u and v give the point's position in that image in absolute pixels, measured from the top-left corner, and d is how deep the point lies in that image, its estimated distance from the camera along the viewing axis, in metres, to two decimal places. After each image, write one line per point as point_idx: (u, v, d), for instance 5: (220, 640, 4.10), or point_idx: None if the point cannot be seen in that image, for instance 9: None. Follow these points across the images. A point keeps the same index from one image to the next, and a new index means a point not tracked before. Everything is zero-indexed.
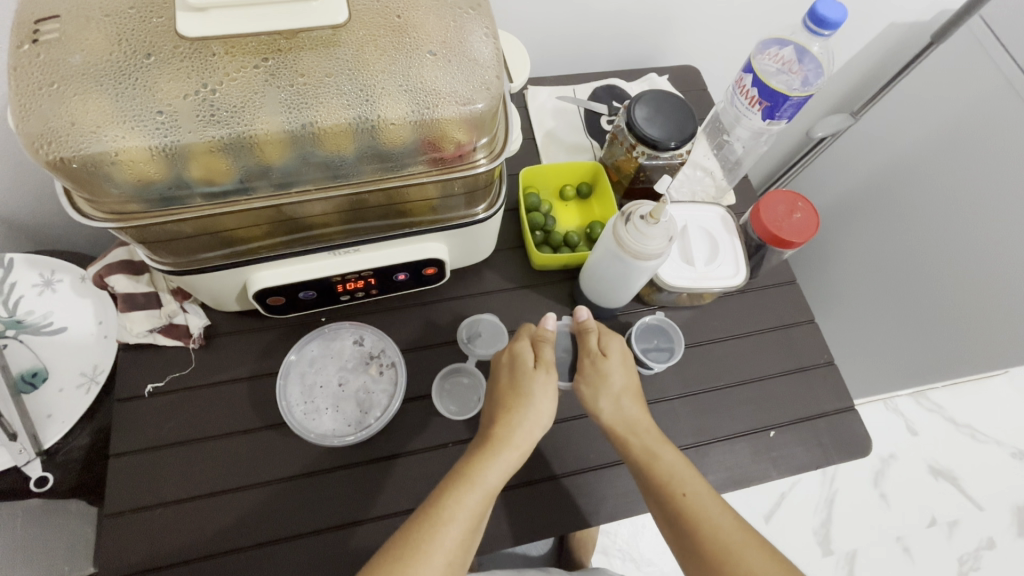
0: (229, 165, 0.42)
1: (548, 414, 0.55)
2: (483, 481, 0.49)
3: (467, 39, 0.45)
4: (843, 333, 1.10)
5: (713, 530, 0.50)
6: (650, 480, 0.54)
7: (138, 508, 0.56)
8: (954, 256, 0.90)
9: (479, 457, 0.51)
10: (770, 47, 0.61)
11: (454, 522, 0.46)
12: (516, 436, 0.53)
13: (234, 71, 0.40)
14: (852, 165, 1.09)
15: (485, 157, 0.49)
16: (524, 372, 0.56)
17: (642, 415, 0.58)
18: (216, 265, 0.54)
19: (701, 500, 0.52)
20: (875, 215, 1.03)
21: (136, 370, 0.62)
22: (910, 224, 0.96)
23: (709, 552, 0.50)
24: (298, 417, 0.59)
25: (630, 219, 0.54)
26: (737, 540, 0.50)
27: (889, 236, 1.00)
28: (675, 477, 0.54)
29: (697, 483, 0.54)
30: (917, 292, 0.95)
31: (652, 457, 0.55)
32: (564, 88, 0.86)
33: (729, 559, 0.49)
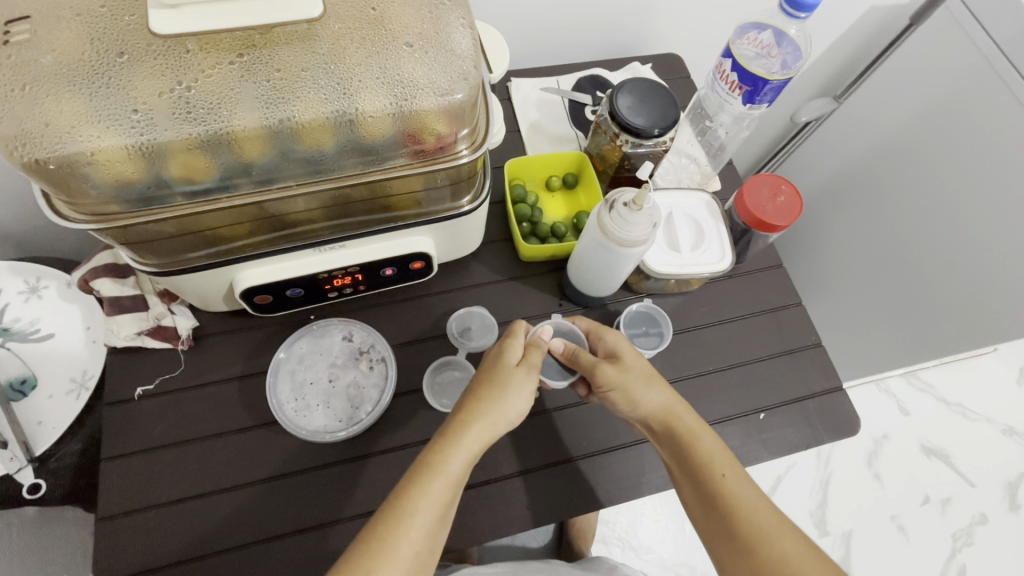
0: (207, 162, 0.42)
1: (519, 406, 0.54)
2: (445, 468, 0.48)
3: (445, 29, 0.45)
4: (838, 315, 1.11)
5: (746, 514, 0.50)
6: (687, 461, 0.54)
7: (131, 511, 0.56)
8: (939, 235, 0.90)
9: (444, 445, 0.50)
10: (748, 31, 0.61)
11: (419, 512, 0.46)
12: (478, 423, 0.51)
13: (209, 67, 0.40)
14: (838, 150, 1.10)
15: (466, 148, 0.49)
16: (505, 367, 0.55)
17: (676, 397, 0.57)
18: (202, 265, 0.54)
19: (739, 483, 0.52)
20: (862, 197, 1.04)
21: (124, 373, 0.62)
22: (896, 204, 0.97)
23: (741, 535, 0.50)
24: (288, 415, 0.60)
25: (615, 207, 0.54)
26: (769, 525, 0.49)
27: (877, 217, 1.01)
28: (710, 460, 0.53)
29: (733, 467, 0.53)
30: (905, 272, 0.97)
31: (694, 437, 0.55)
32: (548, 80, 0.86)
33: (760, 543, 0.49)
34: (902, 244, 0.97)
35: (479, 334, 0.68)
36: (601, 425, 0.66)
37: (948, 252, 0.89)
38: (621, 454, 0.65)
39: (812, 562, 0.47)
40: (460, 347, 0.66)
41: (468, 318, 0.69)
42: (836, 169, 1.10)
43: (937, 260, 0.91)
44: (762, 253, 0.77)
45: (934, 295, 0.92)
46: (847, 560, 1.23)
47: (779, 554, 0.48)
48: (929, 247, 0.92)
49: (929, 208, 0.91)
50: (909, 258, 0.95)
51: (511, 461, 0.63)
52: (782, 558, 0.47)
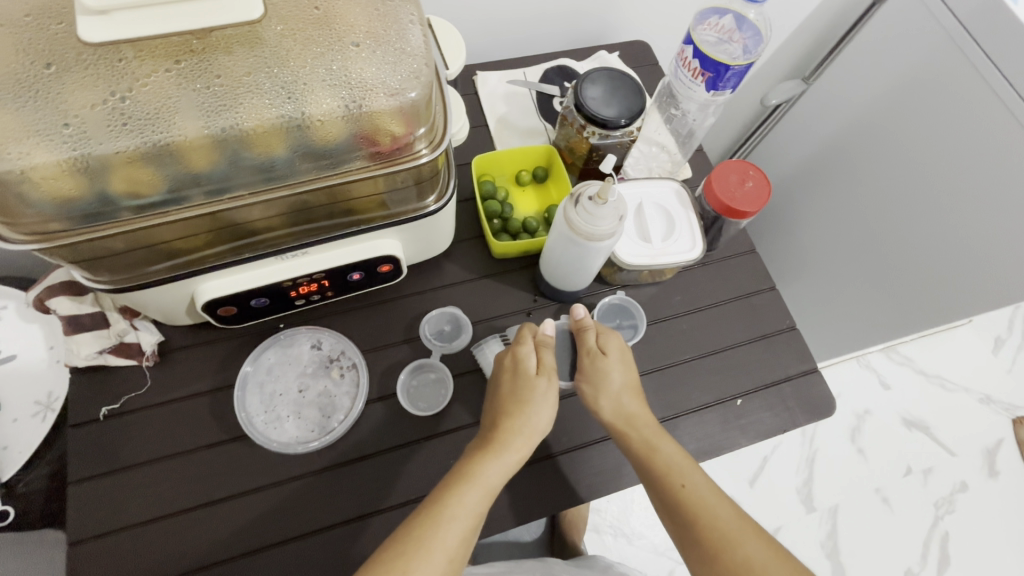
0: (152, 174, 0.41)
1: (546, 420, 0.57)
2: (484, 480, 0.51)
3: (395, 28, 0.43)
4: (818, 294, 1.13)
5: (709, 522, 0.51)
6: (649, 472, 0.55)
7: (104, 533, 0.55)
8: (908, 216, 0.91)
9: (481, 457, 0.52)
10: (709, 16, 0.60)
11: (455, 520, 0.48)
12: (517, 439, 0.54)
13: (144, 75, 0.38)
14: (809, 132, 1.10)
15: (425, 146, 0.48)
16: (530, 377, 0.57)
17: (641, 410, 0.59)
18: (159, 279, 0.52)
19: (700, 492, 0.53)
20: (838, 177, 1.04)
21: (88, 393, 0.60)
22: (869, 185, 0.98)
23: (704, 543, 0.50)
24: (259, 428, 0.59)
25: (579, 202, 0.54)
26: (731, 531, 0.50)
27: (855, 197, 1.01)
28: (670, 469, 0.54)
29: (698, 476, 0.54)
30: (881, 253, 0.98)
31: (651, 449, 0.56)
32: (514, 71, 0.85)
33: (722, 551, 0.49)
34: (875, 227, 0.98)
35: (454, 334, 0.68)
36: (579, 420, 0.66)
37: (916, 231, 0.90)
38: (601, 448, 0.65)
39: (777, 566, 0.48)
40: (434, 348, 0.66)
41: (442, 319, 0.69)
42: (808, 151, 1.11)
43: (909, 242, 0.92)
44: (734, 239, 0.77)
45: (905, 274, 0.94)
46: (833, 534, 1.25)
47: (742, 561, 0.48)
48: (899, 227, 0.93)
49: (898, 190, 0.93)
50: (881, 242, 0.97)
51: None
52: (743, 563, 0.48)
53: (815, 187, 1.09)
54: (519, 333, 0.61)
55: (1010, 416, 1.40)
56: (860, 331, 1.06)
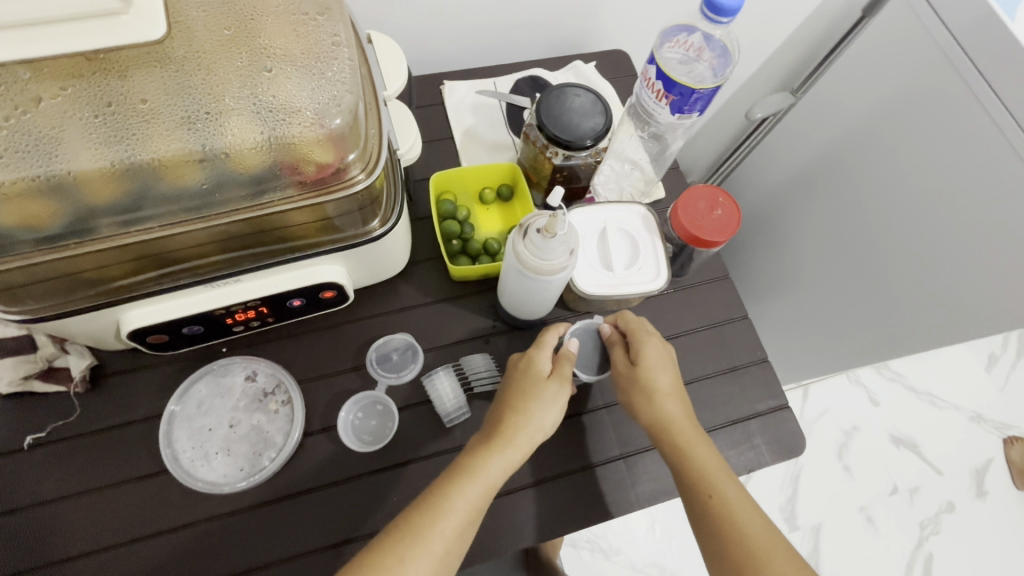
0: (52, 206, 0.38)
1: (553, 419, 0.53)
2: (483, 475, 0.49)
3: (315, 49, 0.40)
4: (806, 309, 1.09)
5: (739, 534, 0.49)
6: (682, 476, 0.54)
7: (22, 571, 0.52)
8: (901, 233, 0.87)
9: (483, 451, 0.50)
10: (676, 34, 0.57)
11: (453, 514, 0.46)
12: (521, 435, 0.51)
13: (33, 103, 0.35)
14: (797, 146, 1.06)
15: (360, 173, 0.44)
16: (538, 376, 0.55)
17: (683, 415, 0.56)
18: (76, 309, 0.49)
19: (735, 507, 0.51)
20: (831, 196, 0.99)
21: (15, 420, 0.57)
22: (858, 201, 0.94)
23: (730, 556, 0.49)
24: (183, 466, 0.56)
25: (528, 234, 0.50)
26: (760, 546, 0.48)
27: (845, 216, 0.96)
28: (706, 478, 0.52)
29: (735, 487, 0.52)
30: (871, 269, 0.94)
31: (688, 455, 0.54)
32: (485, 81, 0.81)
33: (750, 565, 0.48)
34: (862, 243, 0.94)
35: (406, 362, 0.64)
36: (536, 453, 0.62)
37: (906, 250, 0.87)
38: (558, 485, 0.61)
39: None
40: (384, 380, 0.62)
41: (393, 346, 0.65)
42: (796, 165, 1.07)
43: (899, 258, 0.88)
44: (706, 265, 0.74)
45: (894, 291, 0.90)
46: (815, 554, 1.22)
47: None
48: (889, 245, 0.90)
49: (887, 208, 0.89)
50: (873, 257, 0.93)
51: None
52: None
53: (805, 200, 1.05)
54: (541, 332, 0.60)
55: (1001, 436, 1.36)
56: (845, 348, 1.03)
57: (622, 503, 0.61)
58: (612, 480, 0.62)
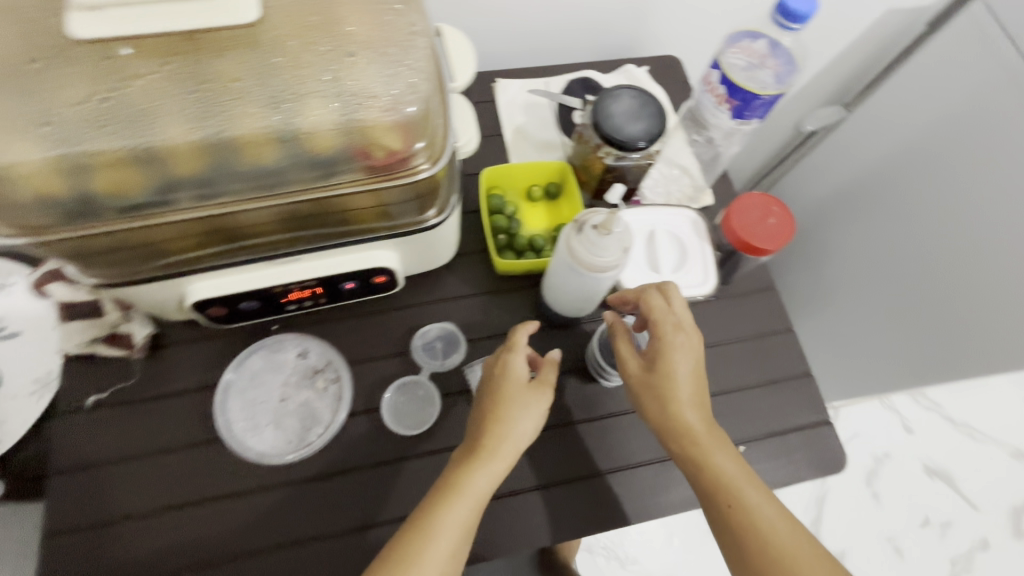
0: (141, 176, 0.40)
1: (534, 425, 0.54)
2: (471, 490, 0.49)
3: (394, 38, 0.41)
4: (835, 331, 1.05)
5: (762, 542, 0.46)
6: (699, 484, 0.51)
7: (80, 525, 0.55)
8: (953, 256, 0.84)
9: (467, 465, 0.50)
10: (741, 40, 0.56)
11: (445, 533, 0.46)
12: (505, 445, 0.52)
13: (133, 77, 0.37)
14: (840, 162, 1.03)
15: (425, 162, 0.46)
16: (512, 385, 0.55)
17: (698, 419, 0.52)
18: (147, 277, 0.51)
19: (755, 512, 0.48)
20: (874, 214, 0.96)
21: (79, 381, 0.60)
22: (906, 220, 0.91)
23: (752, 564, 0.46)
24: (236, 435, 0.58)
25: (583, 229, 0.50)
26: (786, 553, 0.46)
27: (885, 234, 0.94)
28: (724, 485, 0.49)
29: (757, 490, 0.49)
30: (913, 292, 0.90)
31: (703, 462, 0.50)
32: (536, 81, 0.82)
33: (774, 572, 0.45)
34: (906, 264, 0.91)
35: (448, 350, 0.66)
36: (572, 451, 0.62)
37: (956, 274, 0.84)
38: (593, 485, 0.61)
39: None
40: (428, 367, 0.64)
41: (436, 336, 0.66)
42: (838, 182, 1.03)
43: (946, 280, 0.85)
44: (751, 274, 0.73)
45: (937, 314, 0.86)
46: None
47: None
48: (937, 267, 0.86)
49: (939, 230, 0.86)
50: (918, 279, 0.89)
51: None
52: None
53: (846, 219, 1.02)
54: (510, 338, 0.58)
55: None
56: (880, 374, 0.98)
57: (654, 506, 0.61)
58: (646, 484, 0.61)
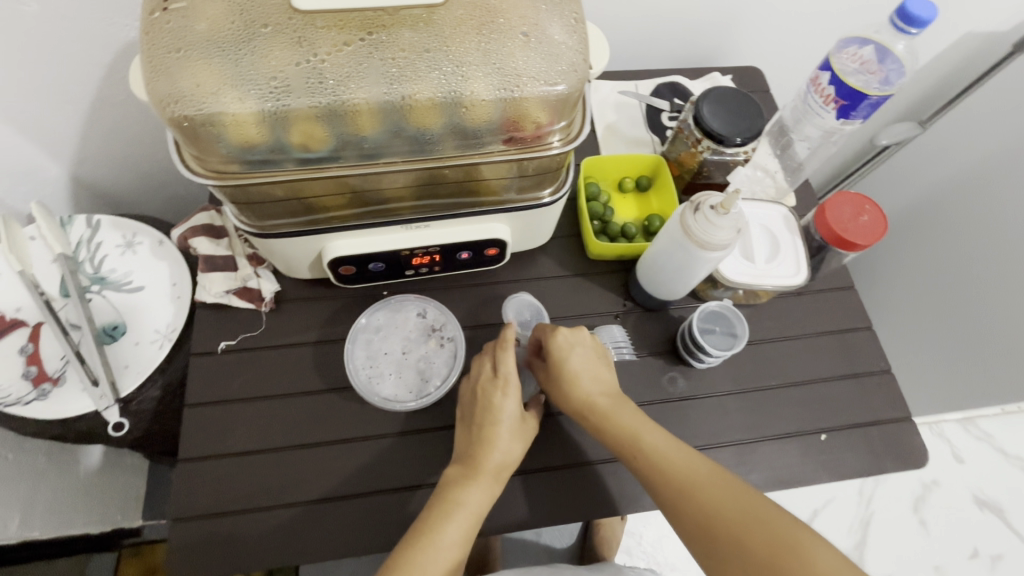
0: (325, 132, 0.45)
1: (519, 449, 0.57)
2: (466, 507, 0.52)
3: (552, 23, 0.46)
4: (896, 342, 1.14)
5: (667, 478, 0.52)
6: (612, 445, 0.56)
7: (210, 456, 0.60)
8: (994, 277, 0.93)
9: (461, 484, 0.53)
10: (850, 45, 0.60)
11: (442, 546, 0.50)
12: (497, 465, 0.55)
13: (339, 44, 0.43)
14: (901, 186, 1.13)
15: (560, 140, 0.51)
16: (493, 409, 0.56)
17: (587, 394, 0.58)
18: (293, 232, 0.57)
19: (657, 451, 0.53)
20: (929, 231, 1.07)
21: (210, 328, 0.66)
22: (953, 242, 1.01)
23: (672, 499, 0.51)
24: (363, 381, 0.62)
25: (700, 209, 0.54)
26: (692, 483, 0.51)
27: (940, 255, 1.04)
28: (627, 437, 0.55)
29: (657, 435, 0.55)
30: (958, 309, 1.00)
31: (605, 419, 0.57)
32: (626, 83, 0.87)
33: (687, 500, 0.50)
34: (952, 285, 1.01)
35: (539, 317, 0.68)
36: None
37: (997, 290, 0.93)
38: None
39: (749, 505, 0.48)
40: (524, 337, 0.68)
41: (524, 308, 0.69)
42: (903, 203, 1.13)
43: (989, 298, 0.94)
44: (834, 273, 0.75)
45: (979, 330, 0.96)
46: None
47: (703, 509, 0.49)
48: (979, 286, 0.96)
49: (981, 252, 0.96)
50: (948, 297, 1.02)
51: (557, 453, 0.63)
52: (703, 511, 0.49)
53: (899, 240, 1.14)
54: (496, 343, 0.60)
55: None
56: (933, 384, 1.06)
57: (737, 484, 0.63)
58: (731, 463, 0.64)
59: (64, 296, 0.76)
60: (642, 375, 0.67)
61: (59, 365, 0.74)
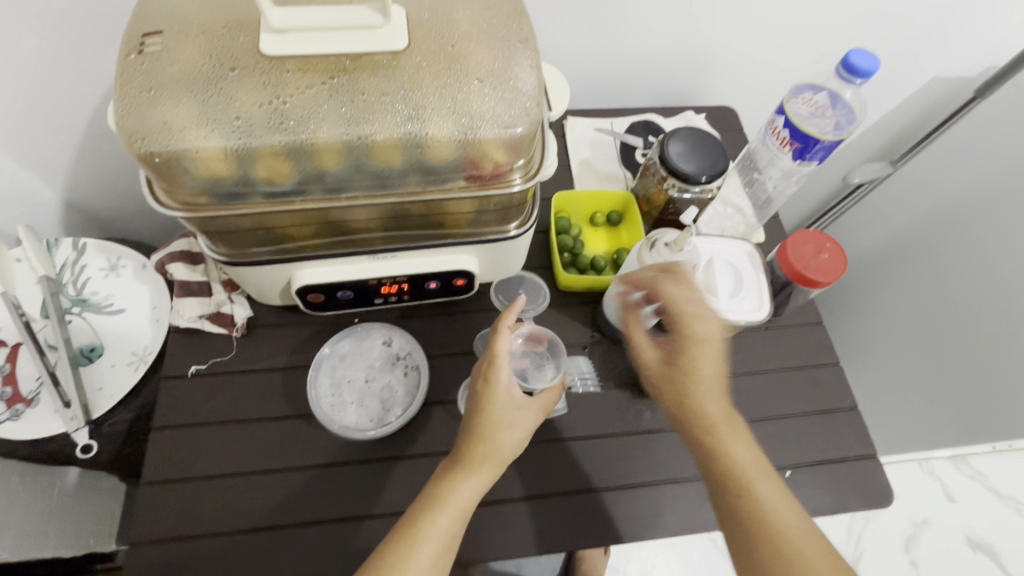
0: (289, 168, 0.47)
1: (515, 439, 0.56)
2: (453, 500, 0.52)
3: (510, 68, 0.49)
4: (873, 379, 1.13)
5: (766, 526, 0.50)
6: (714, 474, 0.53)
7: (172, 480, 0.60)
8: (986, 314, 0.92)
9: (449, 477, 0.53)
10: (803, 92, 0.63)
11: (428, 539, 0.50)
12: (491, 457, 0.54)
13: (303, 86, 0.45)
14: (879, 223, 1.14)
15: (520, 177, 0.53)
16: (491, 400, 0.56)
17: (719, 405, 0.55)
18: (264, 260, 0.58)
19: (772, 500, 0.51)
20: (914, 267, 1.05)
21: (182, 351, 0.67)
22: (944, 283, 1.00)
23: (767, 555, 0.49)
24: (325, 409, 0.63)
25: (656, 246, 0.59)
26: (789, 540, 0.49)
27: (930, 292, 1.02)
28: (734, 471, 0.52)
29: (771, 485, 0.52)
30: (953, 346, 0.97)
31: (722, 447, 0.54)
32: (602, 120, 0.90)
33: (777, 555, 0.48)
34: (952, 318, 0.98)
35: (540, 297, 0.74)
36: (622, 459, 0.65)
37: (983, 325, 0.92)
38: (643, 492, 0.63)
39: None
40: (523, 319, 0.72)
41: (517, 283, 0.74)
42: (881, 240, 1.13)
43: (975, 336, 0.94)
44: (802, 308, 0.76)
45: (976, 370, 0.93)
46: None
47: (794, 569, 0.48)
48: (967, 326, 0.95)
49: (978, 297, 0.93)
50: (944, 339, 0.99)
51: (519, 485, 0.62)
52: None
53: (881, 277, 1.12)
54: (496, 322, 0.61)
55: None
56: (912, 425, 1.04)
57: (701, 520, 0.63)
58: (695, 498, 0.64)
59: (43, 316, 0.78)
60: (607, 406, 0.68)
61: (33, 386, 0.74)
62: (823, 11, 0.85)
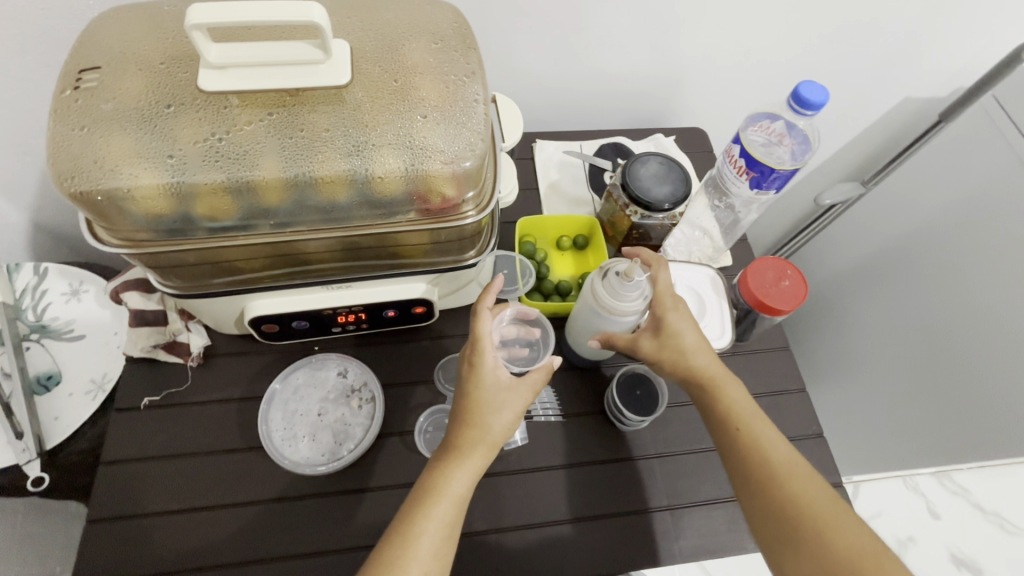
0: (232, 204, 0.46)
1: (507, 422, 0.54)
2: (448, 490, 0.50)
3: (457, 100, 0.49)
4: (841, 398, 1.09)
5: (763, 459, 0.53)
6: (711, 415, 0.57)
7: (117, 517, 0.58)
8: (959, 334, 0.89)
9: (440, 468, 0.51)
10: (761, 120, 0.65)
11: (426, 533, 0.48)
12: (484, 442, 0.53)
13: (243, 123, 0.45)
14: (857, 240, 1.11)
15: (472, 209, 0.52)
16: (479, 383, 0.53)
17: (712, 360, 0.59)
18: (214, 292, 0.57)
19: (760, 432, 0.54)
20: (901, 280, 1.00)
21: (135, 381, 0.66)
22: (929, 299, 0.94)
23: (755, 479, 0.52)
24: (275, 443, 0.62)
25: (607, 275, 0.58)
26: (785, 470, 0.52)
27: (909, 308, 0.97)
28: (733, 413, 0.56)
29: (766, 426, 0.55)
30: (935, 367, 0.92)
31: (717, 392, 0.57)
32: (572, 143, 0.90)
33: (773, 485, 0.51)
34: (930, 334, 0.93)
35: (520, 278, 0.73)
36: (582, 490, 0.63)
37: (956, 345, 0.89)
38: (603, 524, 0.62)
39: (826, 502, 0.50)
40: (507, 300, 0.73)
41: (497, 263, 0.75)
42: (859, 258, 1.10)
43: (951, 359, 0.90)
44: (768, 333, 0.76)
45: (964, 401, 0.87)
46: None
47: (789, 495, 0.50)
48: (954, 351, 0.89)
49: (969, 318, 0.87)
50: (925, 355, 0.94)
51: (475, 519, 0.61)
52: (789, 499, 0.50)
53: (867, 290, 1.06)
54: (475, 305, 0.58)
55: None
56: (899, 451, 0.95)
57: (659, 554, 0.61)
58: (656, 530, 0.62)
59: None
60: (568, 435, 0.66)
61: None
62: (791, 35, 0.85)
